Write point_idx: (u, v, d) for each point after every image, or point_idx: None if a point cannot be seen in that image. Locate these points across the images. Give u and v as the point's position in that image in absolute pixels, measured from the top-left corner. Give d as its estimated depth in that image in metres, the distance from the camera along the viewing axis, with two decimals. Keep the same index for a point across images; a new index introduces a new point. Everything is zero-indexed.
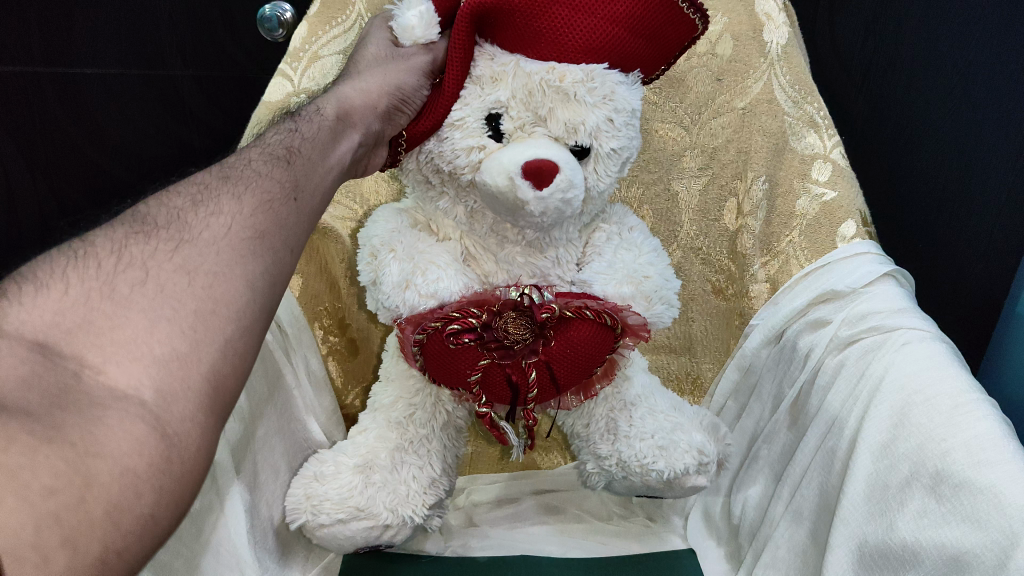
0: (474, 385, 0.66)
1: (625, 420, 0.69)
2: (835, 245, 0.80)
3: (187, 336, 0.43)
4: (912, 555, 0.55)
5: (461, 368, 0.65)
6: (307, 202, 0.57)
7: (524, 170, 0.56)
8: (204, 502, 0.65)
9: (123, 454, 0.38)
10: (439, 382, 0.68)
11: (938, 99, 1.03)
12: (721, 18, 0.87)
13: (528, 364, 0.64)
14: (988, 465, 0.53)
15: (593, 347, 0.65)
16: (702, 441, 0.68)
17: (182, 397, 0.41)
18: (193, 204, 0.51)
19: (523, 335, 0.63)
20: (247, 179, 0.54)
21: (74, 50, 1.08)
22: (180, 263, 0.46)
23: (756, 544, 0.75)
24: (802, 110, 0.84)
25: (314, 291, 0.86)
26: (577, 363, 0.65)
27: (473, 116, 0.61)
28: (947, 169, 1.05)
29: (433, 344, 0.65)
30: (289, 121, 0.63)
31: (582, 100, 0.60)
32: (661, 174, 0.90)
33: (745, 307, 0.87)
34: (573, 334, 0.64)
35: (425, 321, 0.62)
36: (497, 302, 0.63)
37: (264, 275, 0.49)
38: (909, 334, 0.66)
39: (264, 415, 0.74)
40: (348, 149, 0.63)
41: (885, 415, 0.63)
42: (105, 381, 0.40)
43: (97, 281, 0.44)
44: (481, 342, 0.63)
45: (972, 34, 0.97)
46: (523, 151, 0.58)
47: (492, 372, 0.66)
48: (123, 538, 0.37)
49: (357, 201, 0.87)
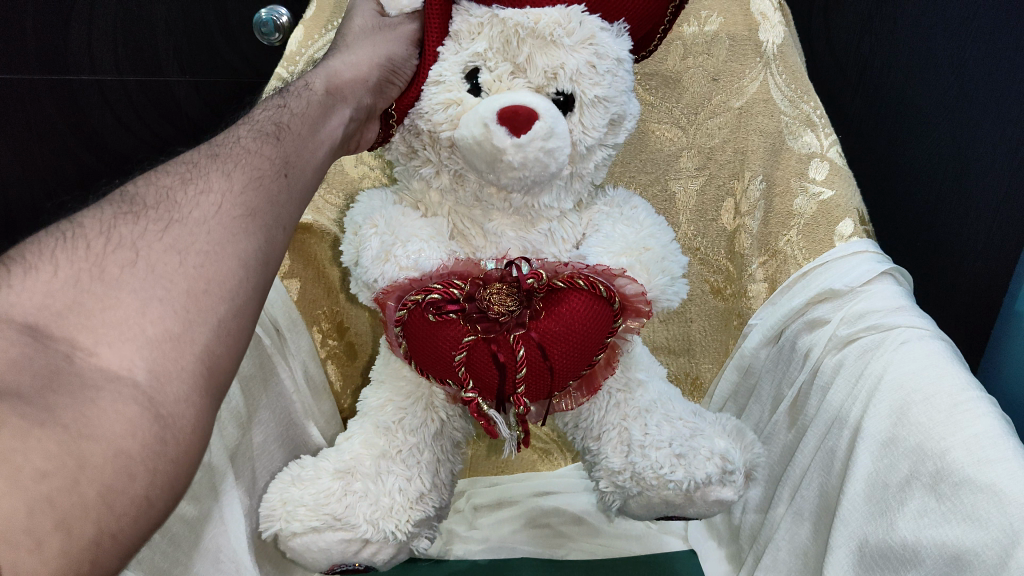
0: (459, 367, 0.63)
1: (642, 425, 0.67)
2: (833, 244, 0.79)
3: (179, 316, 0.43)
4: (912, 554, 0.55)
5: (445, 347, 0.64)
6: (298, 178, 0.56)
7: (499, 116, 0.56)
8: (202, 508, 0.66)
9: (117, 436, 0.38)
10: (428, 373, 0.67)
11: (932, 88, 1.03)
12: (716, 18, 0.87)
13: (514, 338, 0.62)
14: (988, 464, 0.53)
15: (587, 321, 0.63)
16: (725, 447, 0.67)
17: (176, 378, 0.41)
18: (182, 181, 0.51)
19: (510, 306, 0.61)
20: (236, 157, 0.54)
21: (65, 54, 1.08)
22: (170, 242, 0.46)
23: (756, 545, 0.75)
24: (798, 109, 0.84)
25: (312, 295, 0.85)
26: (572, 341, 0.63)
27: (451, 70, 0.62)
28: (945, 160, 1.05)
29: (416, 321, 0.64)
30: (277, 98, 0.62)
31: (560, 43, 0.60)
32: (658, 174, 0.90)
33: (744, 308, 0.87)
34: (560, 304, 0.63)
35: (405, 293, 0.62)
36: (481, 275, 0.63)
37: (256, 254, 0.49)
38: (908, 333, 0.66)
39: (259, 419, 0.74)
40: (339, 124, 0.63)
41: (884, 413, 0.62)
42: (97, 363, 0.40)
43: (87, 262, 0.44)
44: (464, 314, 0.62)
45: (972, 23, 0.98)
46: (499, 100, 0.58)
47: (476, 351, 0.63)
48: (120, 516, 0.37)
49: (343, 191, 0.86)
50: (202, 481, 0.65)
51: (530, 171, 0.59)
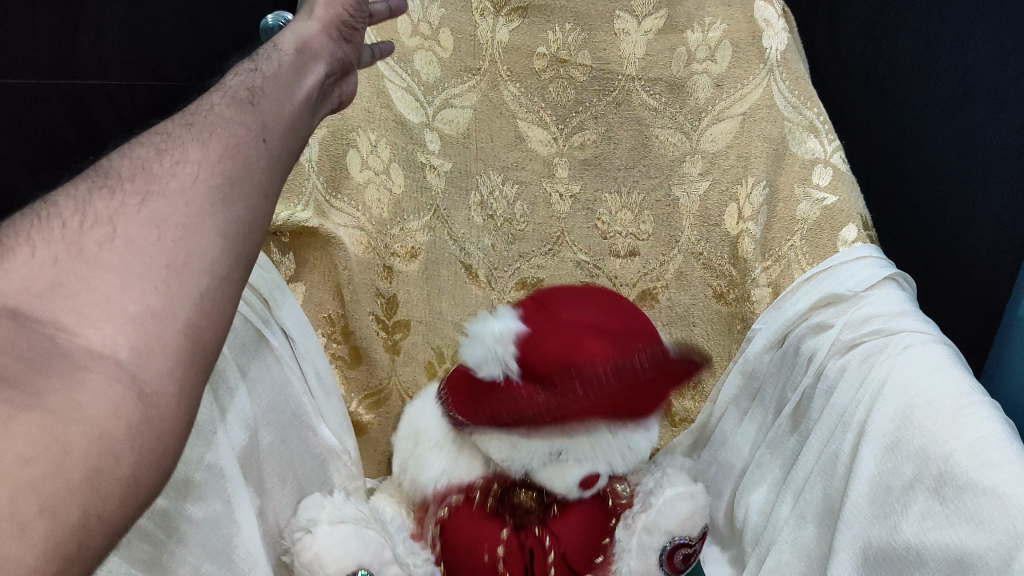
0: (496, 560, 0.72)
1: (648, 514, 0.77)
2: (835, 250, 0.80)
3: (160, 292, 0.46)
4: (917, 556, 0.55)
5: (482, 544, 0.73)
6: (276, 141, 0.58)
7: (585, 480, 0.68)
8: (207, 511, 0.66)
9: (100, 418, 0.41)
10: (454, 567, 0.74)
11: (938, 100, 1.03)
12: (721, 24, 0.85)
13: (539, 531, 0.73)
14: (991, 467, 0.53)
15: (585, 519, 0.75)
16: (692, 508, 0.77)
17: (159, 355, 0.45)
18: (157, 152, 0.54)
19: (535, 506, 0.73)
20: (211, 124, 0.56)
21: (76, 55, 0.94)
22: (148, 216, 0.49)
23: (759, 548, 0.74)
24: (802, 115, 0.84)
25: (317, 299, 0.86)
26: (586, 541, 0.75)
27: (538, 456, 0.67)
28: (947, 169, 1.06)
29: (455, 520, 0.74)
30: (249, 62, 0.63)
31: (629, 458, 0.69)
32: (662, 180, 0.91)
33: (747, 312, 0.87)
34: (573, 514, 0.75)
35: (448, 496, 0.72)
36: (505, 480, 0.73)
37: (235, 223, 0.52)
38: (909, 337, 0.67)
39: (266, 420, 0.74)
40: (314, 79, 0.64)
41: (888, 417, 0.62)
42: (78, 342, 0.43)
43: (63, 241, 0.48)
44: (498, 508, 0.74)
45: (974, 34, 0.98)
46: (579, 471, 0.67)
47: (511, 548, 0.73)
48: (108, 498, 0.40)
49: (358, 209, 0.85)
50: (207, 481, 0.66)
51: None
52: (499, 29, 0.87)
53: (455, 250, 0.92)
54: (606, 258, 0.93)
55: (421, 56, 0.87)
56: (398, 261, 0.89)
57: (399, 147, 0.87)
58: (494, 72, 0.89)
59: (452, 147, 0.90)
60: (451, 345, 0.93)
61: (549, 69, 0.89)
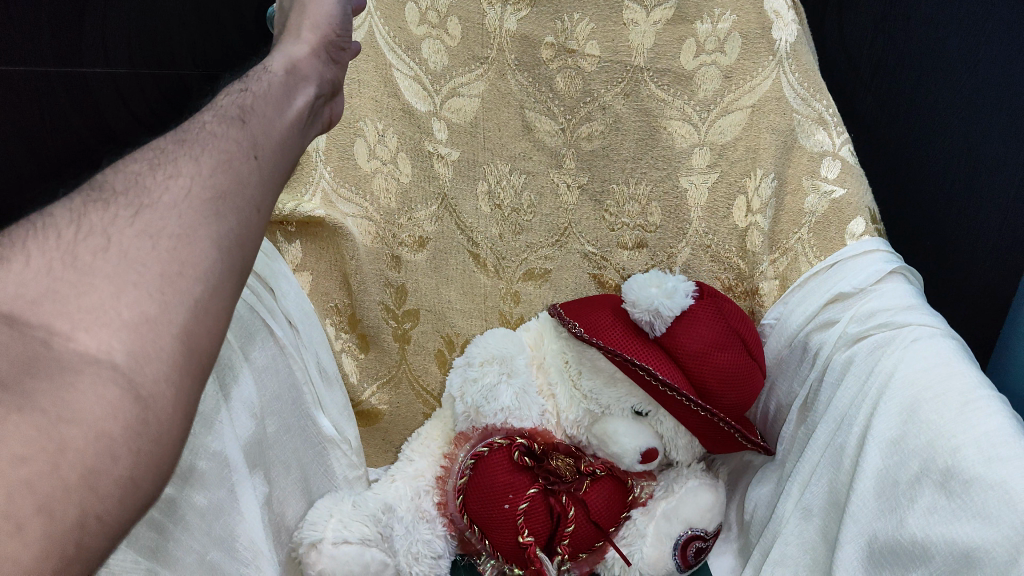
0: (518, 512, 0.78)
1: (669, 502, 0.79)
2: (845, 243, 0.81)
3: (156, 299, 0.50)
4: (922, 550, 0.55)
5: (509, 493, 0.78)
6: (268, 160, 0.62)
7: (647, 452, 0.75)
8: (212, 498, 0.66)
9: (97, 420, 0.44)
10: (473, 506, 0.79)
11: (949, 92, 1.03)
12: (731, 16, 0.85)
13: (564, 500, 0.79)
14: (999, 461, 0.53)
15: (610, 500, 0.80)
16: (710, 502, 0.78)
17: (155, 360, 0.48)
18: (150, 168, 0.58)
19: (568, 473, 0.80)
20: (202, 141, 0.60)
21: (87, 43, 0.86)
22: (141, 228, 0.53)
23: (763, 540, 0.74)
24: (811, 107, 0.84)
25: (324, 288, 0.86)
26: (602, 516, 0.79)
27: (618, 407, 0.77)
28: (954, 162, 1.06)
29: (491, 461, 0.79)
30: (239, 83, 0.68)
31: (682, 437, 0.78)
32: (670, 171, 0.90)
33: (756, 306, 0.88)
34: (602, 487, 0.80)
35: (493, 433, 0.80)
36: (542, 439, 0.81)
37: (230, 234, 0.56)
38: (919, 331, 0.67)
39: (274, 412, 0.75)
40: (303, 103, 0.68)
41: (894, 411, 0.63)
42: (71, 347, 0.47)
43: (58, 251, 0.52)
44: (530, 467, 0.80)
45: (983, 27, 0.99)
46: (640, 438, 0.75)
47: (534, 504, 0.78)
48: (105, 497, 0.43)
49: (366, 198, 0.86)
50: (212, 471, 0.66)
51: (593, 440, 0.79)
52: (507, 18, 0.86)
53: (463, 239, 0.92)
54: (613, 249, 0.93)
55: (429, 45, 0.86)
56: (407, 251, 0.89)
57: (408, 136, 0.87)
58: (502, 61, 0.88)
59: (460, 136, 0.89)
60: (462, 334, 0.93)
61: (557, 59, 0.88)
